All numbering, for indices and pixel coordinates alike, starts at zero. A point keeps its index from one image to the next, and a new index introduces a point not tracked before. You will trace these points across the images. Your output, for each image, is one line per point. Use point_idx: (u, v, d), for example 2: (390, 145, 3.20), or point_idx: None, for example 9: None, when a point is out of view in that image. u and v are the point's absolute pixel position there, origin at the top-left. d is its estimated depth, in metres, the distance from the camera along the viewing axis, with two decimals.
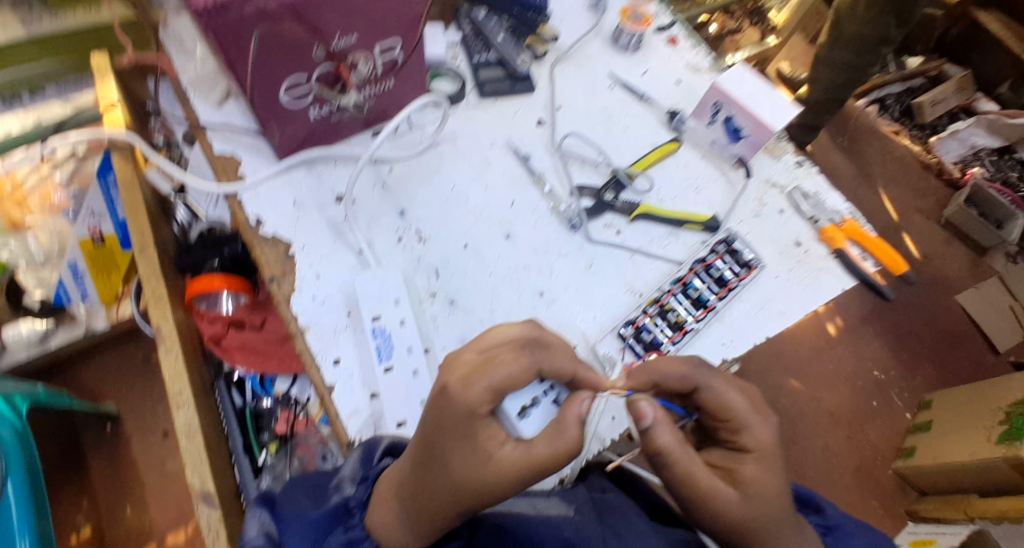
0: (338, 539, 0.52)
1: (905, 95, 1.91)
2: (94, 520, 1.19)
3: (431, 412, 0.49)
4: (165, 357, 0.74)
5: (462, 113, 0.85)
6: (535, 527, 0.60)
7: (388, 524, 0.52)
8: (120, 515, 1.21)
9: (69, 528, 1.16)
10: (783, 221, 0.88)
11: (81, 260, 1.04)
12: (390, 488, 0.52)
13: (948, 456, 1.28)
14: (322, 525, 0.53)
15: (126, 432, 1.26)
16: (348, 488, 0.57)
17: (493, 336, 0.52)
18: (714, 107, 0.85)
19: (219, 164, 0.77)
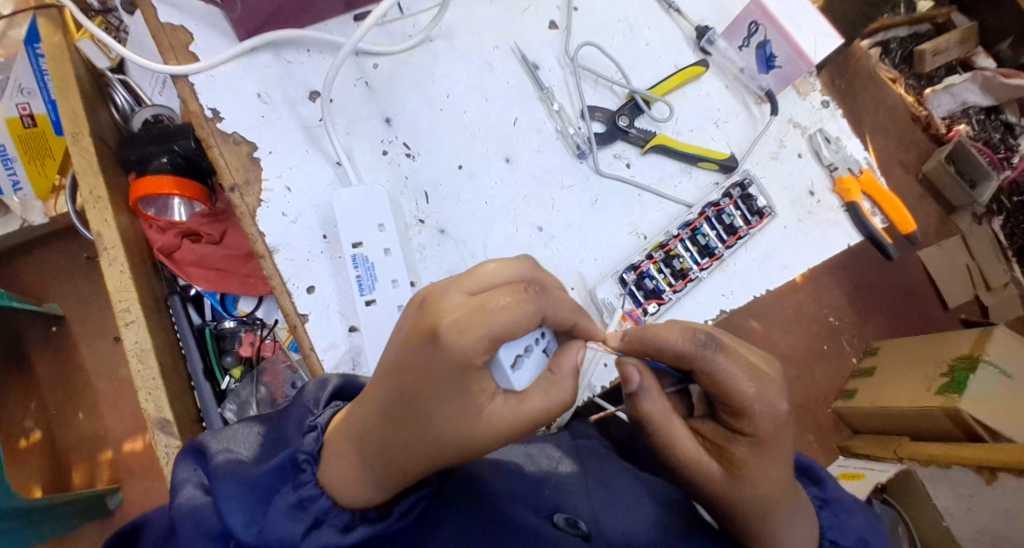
0: (287, 500, 0.39)
1: (910, 40, 1.30)
2: (43, 423, 1.11)
3: (409, 360, 0.37)
4: (108, 268, 0.65)
5: (464, 3, 0.72)
6: (501, 484, 0.50)
7: (347, 484, 0.39)
8: (72, 421, 1.12)
9: (17, 430, 1.09)
10: (799, 167, 0.81)
11: (9, 144, 0.88)
12: (347, 441, 0.40)
13: (897, 403, 0.96)
14: (266, 484, 0.40)
15: (71, 335, 1.15)
16: (298, 436, 0.44)
17: (480, 276, 0.39)
18: (751, 27, 0.77)
19: (165, 39, 0.62)
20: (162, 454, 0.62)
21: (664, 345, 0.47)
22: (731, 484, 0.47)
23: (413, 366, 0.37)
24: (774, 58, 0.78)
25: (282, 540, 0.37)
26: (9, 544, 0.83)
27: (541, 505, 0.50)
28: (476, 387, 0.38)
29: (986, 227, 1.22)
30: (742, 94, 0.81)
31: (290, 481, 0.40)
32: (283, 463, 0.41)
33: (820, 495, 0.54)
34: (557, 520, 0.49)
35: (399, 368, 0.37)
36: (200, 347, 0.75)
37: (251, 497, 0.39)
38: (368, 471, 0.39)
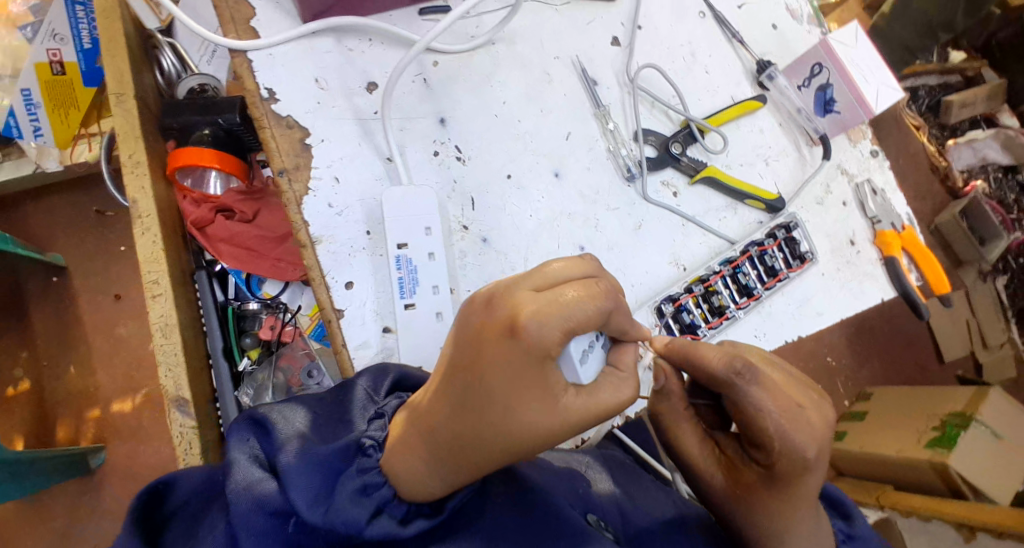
0: (352, 483, 0.39)
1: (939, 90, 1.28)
2: (34, 374, 1.09)
3: (489, 354, 0.35)
4: (141, 238, 0.63)
5: (531, 7, 0.71)
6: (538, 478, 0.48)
7: (410, 474, 0.39)
8: (63, 372, 1.10)
9: (6, 380, 1.08)
10: (843, 215, 0.81)
11: (35, 89, 0.85)
12: (412, 431, 0.39)
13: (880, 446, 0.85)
14: (332, 463, 0.40)
15: (73, 289, 1.12)
16: (361, 423, 0.45)
17: (552, 273, 0.39)
18: (815, 67, 0.76)
19: (225, 12, 0.61)
20: (176, 432, 0.61)
21: (702, 362, 0.45)
22: (737, 502, 0.47)
23: (486, 361, 0.35)
24: (834, 102, 0.77)
25: (348, 524, 0.37)
26: None
27: (576, 501, 0.48)
28: (557, 392, 0.36)
29: (990, 286, 1.11)
30: (795, 135, 0.81)
31: (355, 464, 0.41)
32: (350, 446, 0.42)
33: (845, 529, 0.50)
34: (591, 520, 0.46)
35: (472, 356, 0.36)
36: (222, 325, 0.72)
37: (320, 473, 0.39)
38: (432, 463, 0.38)
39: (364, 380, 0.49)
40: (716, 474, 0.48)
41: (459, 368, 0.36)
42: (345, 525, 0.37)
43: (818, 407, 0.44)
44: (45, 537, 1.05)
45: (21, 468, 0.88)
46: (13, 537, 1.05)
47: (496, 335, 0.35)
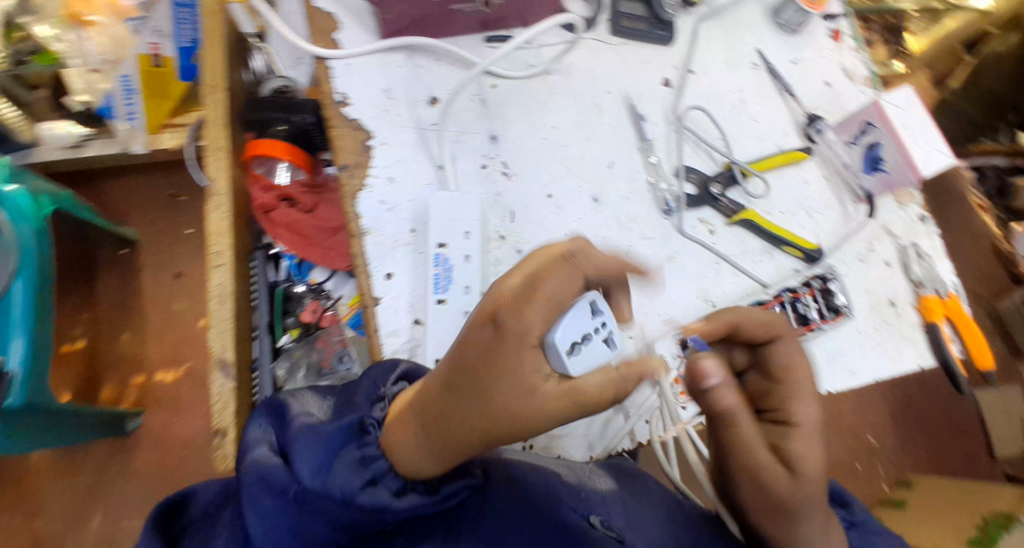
0: (352, 456, 0.46)
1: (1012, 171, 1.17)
2: (91, 335, 1.19)
3: (477, 344, 0.42)
4: (212, 213, 0.70)
5: (590, 43, 0.76)
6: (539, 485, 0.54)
7: (403, 453, 0.45)
8: (117, 337, 1.19)
9: (66, 336, 1.18)
10: (885, 275, 0.78)
11: (135, 78, 0.90)
12: (405, 418, 0.46)
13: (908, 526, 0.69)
14: (334, 439, 0.47)
15: (139, 261, 1.23)
16: (362, 404, 0.52)
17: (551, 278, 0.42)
18: (864, 125, 0.76)
19: (315, 26, 0.70)
20: (215, 389, 0.66)
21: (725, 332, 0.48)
22: (796, 484, 0.42)
23: (469, 355, 0.42)
24: (882, 160, 0.77)
25: (344, 490, 0.43)
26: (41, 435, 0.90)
27: (577, 506, 0.53)
28: (531, 381, 0.41)
29: None
30: (842, 189, 0.80)
31: (355, 441, 0.48)
32: (353, 426, 0.48)
33: (847, 518, 0.52)
34: (593, 522, 0.52)
35: (457, 354, 0.43)
36: (269, 302, 0.79)
37: (323, 447, 0.45)
38: (424, 445, 0.44)
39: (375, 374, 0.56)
40: (774, 465, 0.43)
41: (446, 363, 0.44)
42: (340, 491, 0.43)
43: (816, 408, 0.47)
44: (71, 491, 1.13)
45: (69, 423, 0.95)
46: (45, 486, 1.13)
47: (476, 332, 0.42)
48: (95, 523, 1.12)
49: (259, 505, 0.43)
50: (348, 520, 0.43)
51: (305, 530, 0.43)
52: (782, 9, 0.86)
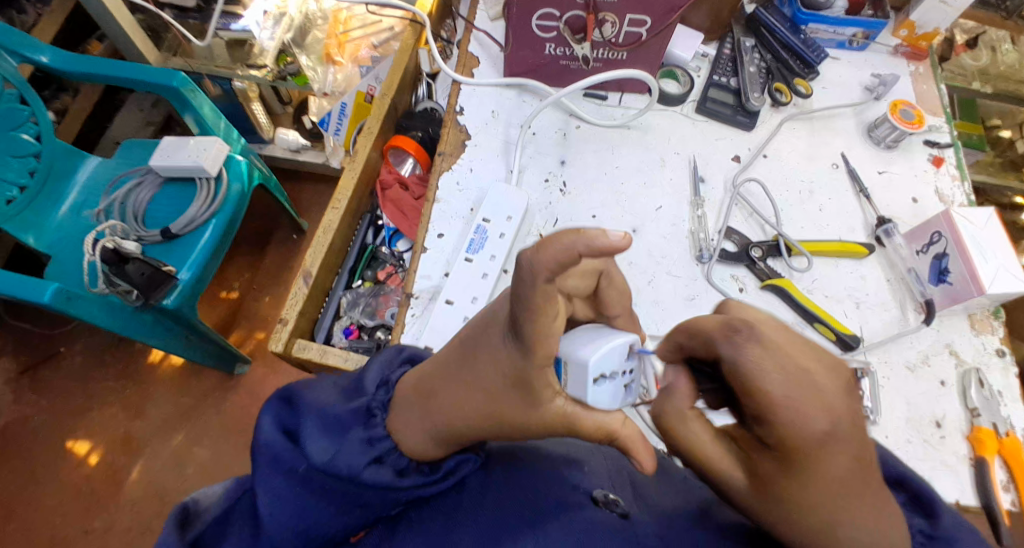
0: (360, 437, 0.52)
1: None
2: (242, 288, 1.59)
3: (483, 356, 0.51)
4: (347, 173, 0.94)
5: (670, 114, 0.89)
6: (540, 464, 0.57)
7: (409, 435, 0.53)
8: (260, 298, 1.58)
9: (225, 285, 1.59)
10: (936, 393, 0.72)
11: (349, 105, 1.44)
12: (413, 405, 0.54)
13: None
14: (342, 422, 0.53)
15: (301, 245, 1.65)
16: (370, 388, 0.57)
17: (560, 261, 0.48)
18: (934, 236, 0.75)
19: (464, 62, 0.92)
20: (293, 291, 0.85)
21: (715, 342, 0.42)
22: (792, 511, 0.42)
23: (475, 367, 0.51)
24: (948, 272, 0.73)
25: (349, 467, 0.50)
26: (168, 343, 1.22)
27: (578, 485, 0.54)
28: (541, 397, 0.49)
29: None
30: (902, 294, 0.78)
31: (363, 426, 0.53)
32: (359, 409, 0.55)
33: (926, 528, 0.45)
34: (598, 497, 0.53)
35: (460, 361, 0.52)
36: (358, 255, 1.00)
37: (331, 431, 0.51)
38: (427, 435, 0.53)
39: (382, 362, 0.60)
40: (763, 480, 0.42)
41: (450, 368, 0.53)
42: (348, 467, 0.50)
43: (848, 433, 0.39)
44: (172, 406, 1.44)
45: (197, 338, 1.28)
46: (161, 393, 1.45)
47: (480, 351, 0.51)
48: (177, 440, 1.41)
49: (269, 484, 0.50)
50: (356, 494, 0.50)
51: (317, 505, 0.50)
52: (875, 126, 0.88)
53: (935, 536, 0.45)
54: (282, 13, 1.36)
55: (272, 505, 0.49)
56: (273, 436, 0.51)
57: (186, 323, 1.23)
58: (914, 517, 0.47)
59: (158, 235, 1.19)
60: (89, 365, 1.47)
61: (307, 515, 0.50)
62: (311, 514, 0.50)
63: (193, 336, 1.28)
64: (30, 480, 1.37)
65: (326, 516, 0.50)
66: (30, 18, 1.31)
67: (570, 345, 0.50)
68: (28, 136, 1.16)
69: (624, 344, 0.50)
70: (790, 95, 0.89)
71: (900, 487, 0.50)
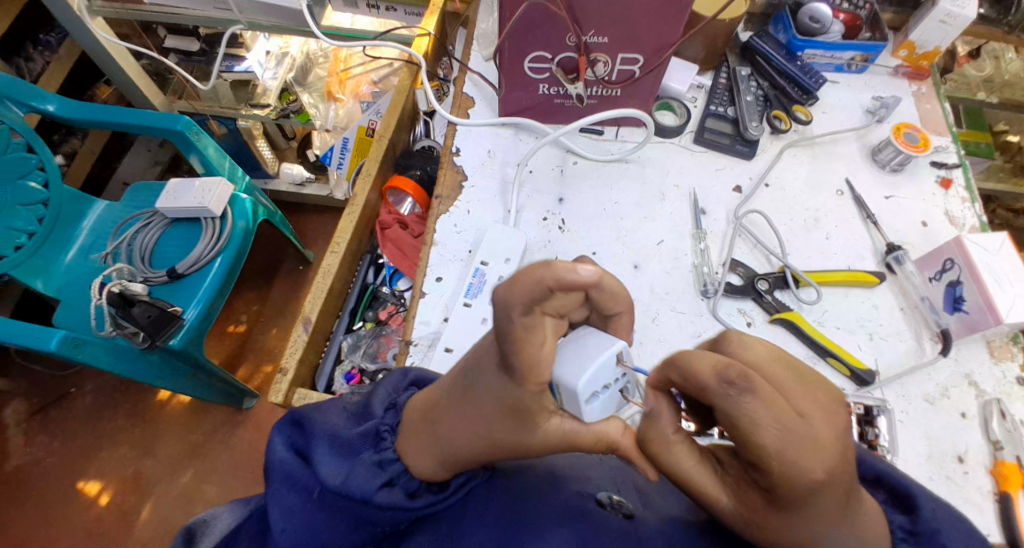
0: (370, 459, 0.49)
1: None
2: (249, 323, 1.59)
3: (478, 393, 0.46)
4: (345, 217, 0.94)
5: (667, 146, 0.88)
6: (555, 474, 0.52)
7: (417, 458, 0.49)
8: (268, 332, 1.57)
9: (232, 321, 1.59)
10: (957, 426, 0.69)
11: (351, 139, 1.45)
12: (418, 427, 0.50)
13: None
14: (353, 446, 0.50)
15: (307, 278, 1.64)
16: (379, 411, 0.54)
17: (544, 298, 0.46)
18: (946, 262, 0.73)
19: (459, 102, 0.92)
20: (292, 338, 0.85)
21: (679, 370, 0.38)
22: None
23: (474, 407, 0.47)
24: (963, 301, 0.71)
25: (361, 490, 0.47)
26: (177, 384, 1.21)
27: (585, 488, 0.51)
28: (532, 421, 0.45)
29: None
30: (917, 324, 0.76)
31: (372, 449, 0.50)
32: (369, 433, 0.51)
33: (905, 525, 0.41)
34: (602, 499, 0.49)
35: (454, 398, 0.48)
36: (359, 296, 1.01)
37: (342, 453, 0.49)
38: (436, 461, 0.49)
39: (388, 382, 0.57)
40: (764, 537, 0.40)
41: (456, 400, 0.48)
42: (360, 491, 0.47)
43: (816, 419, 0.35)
44: (181, 444, 1.42)
45: (207, 378, 1.28)
46: (169, 433, 1.44)
47: (475, 384, 0.47)
48: (185, 478, 1.39)
49: (283, 502, 0.48)
50: (362, 517, 0.48)
51: (327, 524, 0.47)
52: (879, 150, 0.86)
53: (918, 532, 0.40)
54: (285, 53, 1.39)
55: (285, 521, 0.47)
56: (288, 455, 0.49)
57: (194, 362, 1.21)
58: (893, 514, 0.43)
59: (164, 276, 1.19)
60: (100, 405, 1.47)
61: (318, 532, 0.48)
62: (325, 533, 0.48)
63: (201, 376, 1.26)
64: (41, 521, 1.35)
65: (338, 534, 0.48)
66: (37, 66, 1.34)
67: (558, 364, 0.44)
68: (36, 184, 1.16)
69: (613, 356, 0.43)
70: (790, 122, 0.89)
71: (878, 484, 0.46)
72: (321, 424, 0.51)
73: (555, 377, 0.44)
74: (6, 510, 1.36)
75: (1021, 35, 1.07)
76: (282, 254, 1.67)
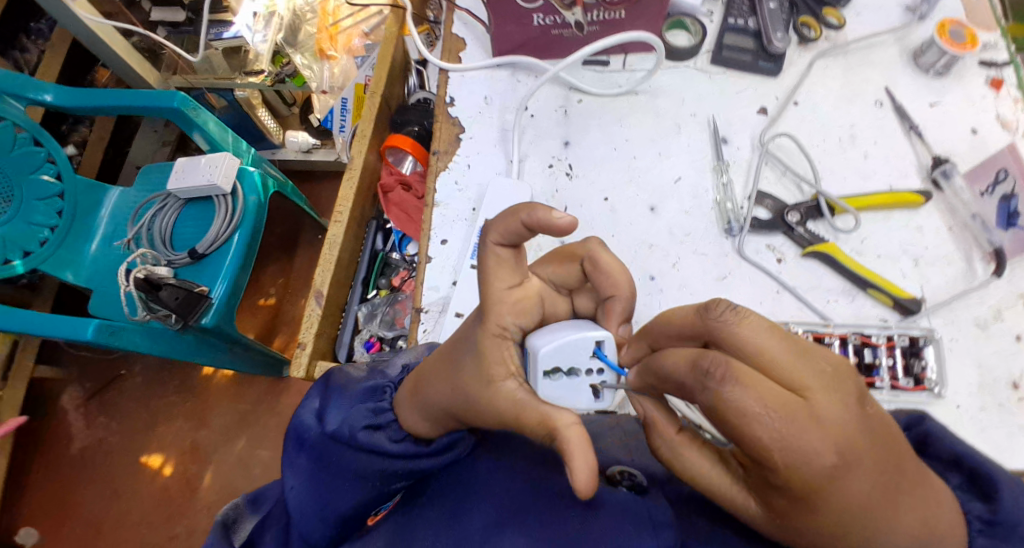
0: (367, 408, 0.49)
1: None
2: (276, 296, 1.60)
3: (467, 365, 0.43)
4: (344, 183, 0.90)
5: (681, 71, 0.80)
6: None
7: (406, 410, 0.47)
8: (296, 303, 1.59)
9: (259, 295, 1.60)
10: (1012, 350, 0.63)
11: (350, 98, 1.42)
12: (409, 385, 0.49)
13: None
14: (355, 396, 0.50)
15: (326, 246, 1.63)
16: (392, 373, 0.54)
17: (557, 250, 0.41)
18: (998, 174, 0.68)
19: (449, 46, 0.85)
20: (307, 312, 0.84)
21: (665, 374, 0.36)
22: None
23: (475, 382, 0.42)
24: (1018, 214, 0.65)
25: (348, 427, 0.46)
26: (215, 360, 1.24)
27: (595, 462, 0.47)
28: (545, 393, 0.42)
29: None
30: (968, 243, 0.68)
31: (370, 400, 0.50)
32: (376, 389, 0.51)
33: (982, 515, 0.36)
34: (611, 474, 0.47)
35: (445, 363, 0.45)
36: (370, 264, 0.98)
37: (347, 399, 0.49)
38: (429, 421, 0.46)
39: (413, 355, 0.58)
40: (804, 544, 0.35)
41: (448, 364, 0.45)
42: (347, 429, 0.46)
43: (822, 404, 0.31)
44: (231, 413, 1.48)
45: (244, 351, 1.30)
46: (216, 406, 1.49)
47: (466, 340, 0.45)
48: (239, 445, 1.45)
49: (293, 463, 0.47)
50: (356, 466, 0.45)
51: (326, 471, 0.46)
52: (922, 51, 0.76)
53: (996, 523, 0.36)
54: (272, 12, 1.29)
55: (293, 478, 0.46)
56: (308, 415, 0.49)
57: (229, 338, 1.23)
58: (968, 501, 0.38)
59: (186, 257, 1.19)
60: (149, 384, 1.53)
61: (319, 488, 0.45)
62: (327, 490, 0.45)
63: (238, 350, 1.29)
64: (112, 495, 1.45)
65: (338, 490, 0.45)
66: (33, 56, 1.32)
67: (533, 332, 0.44)
68: (49, 177, 1.16)
69: (588, 337, 0.41)
70: (820, 29, 0.79)
71: (954, 467, 0.39)
72: (339, 378, 0.53)
73: (525, 337, 0.44)
74: (80, 487, 1.46)
75: None
76: (299, 225, 1.66)
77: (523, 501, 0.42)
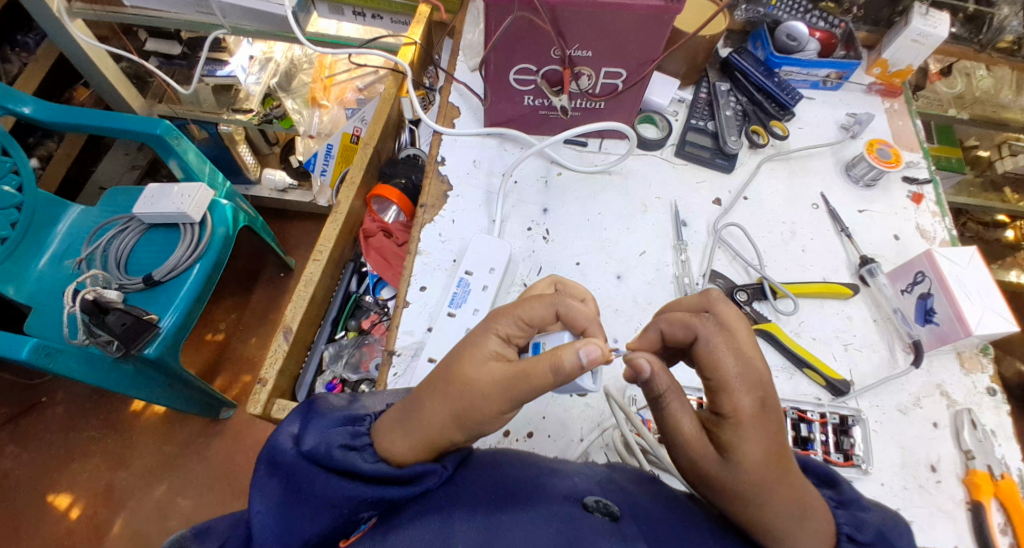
0: (345, 433, 0.48)
1: None
2: (227, 331, 1.56)
3: (465, 367, 0.49)
4: (330, 224, 0.93)
5: (649, 158, 0.90)
6: (545, 474, 0.50)
7: (392, 439, 0.47)
8: (247, 340, 1.55)
9: (210, 329, 1.55)
10: (930, 436, 0.71)
11: (336, 145, 1.43)
12: (390, 415, 0.50)
13: None
14: (333, 422, 0.49)
15: (288, 284, 1.63)
16: (370, 410, 0.53)
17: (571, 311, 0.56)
18: (916, 275, 0.75)
19: (445, 112, 0.92)
20: (273, 347, 0.84)
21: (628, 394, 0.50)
22: None
23: (472, 384, 0.48)
24: (933, 312, 0.73)
25: (325, 445, 0.46)
26: (148, 398, 1.17)
27: (572, 492, 0.47)
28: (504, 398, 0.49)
29: None
30: (890, 335, 0.77)
31: (348, 425, 0.49)
32: (357, 417, 0.50)
33: (835, 497, 0.50)
34: (587, 502, 0.46)
35: (442, 376, 0.49)
36: (341, 305, 1.01)
37: (327, 422, 0.49)
38: (412, 441, 0.47)
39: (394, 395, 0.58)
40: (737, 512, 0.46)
41: (443, 377, 0.48)
42: (325, 448, 0.45)
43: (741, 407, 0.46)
44: (155, 455, 1.38)
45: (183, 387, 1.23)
46: (143, 444, 1.39)
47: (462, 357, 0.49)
48: (161, 490, 1.35)
49: (262, 486, 0.45)
50: (324, 491, 0.44)
51: (294, 497, 0.44)
52: (853, 165, 0.89)
53: (845, 501, 0.50)
54: (268, 58, 1.35)
55: (259, 502, 0.44)
56: (284, 435, 0.48)
57: (170, 371, 1.17)
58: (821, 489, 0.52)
59: (140, 283, 1.15)
60: (72, 415, 1.42)
61: (290, 519, 0.43)
62: (293, 516, 0.43)
63: (176, 386, 1.22)
64: (6, 538, 1.30)
65: (302, 515, 0.43)
66: (14, 67, 1.30)
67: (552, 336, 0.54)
68: (9, 187, 1.12)
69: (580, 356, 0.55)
70: (767, 137, 0.91)
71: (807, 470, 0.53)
72: (324, 405, 0.51)
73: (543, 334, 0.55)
74: None
75: (991, 53, 1.12)
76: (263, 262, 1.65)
77: (503, 518, 0.44)
